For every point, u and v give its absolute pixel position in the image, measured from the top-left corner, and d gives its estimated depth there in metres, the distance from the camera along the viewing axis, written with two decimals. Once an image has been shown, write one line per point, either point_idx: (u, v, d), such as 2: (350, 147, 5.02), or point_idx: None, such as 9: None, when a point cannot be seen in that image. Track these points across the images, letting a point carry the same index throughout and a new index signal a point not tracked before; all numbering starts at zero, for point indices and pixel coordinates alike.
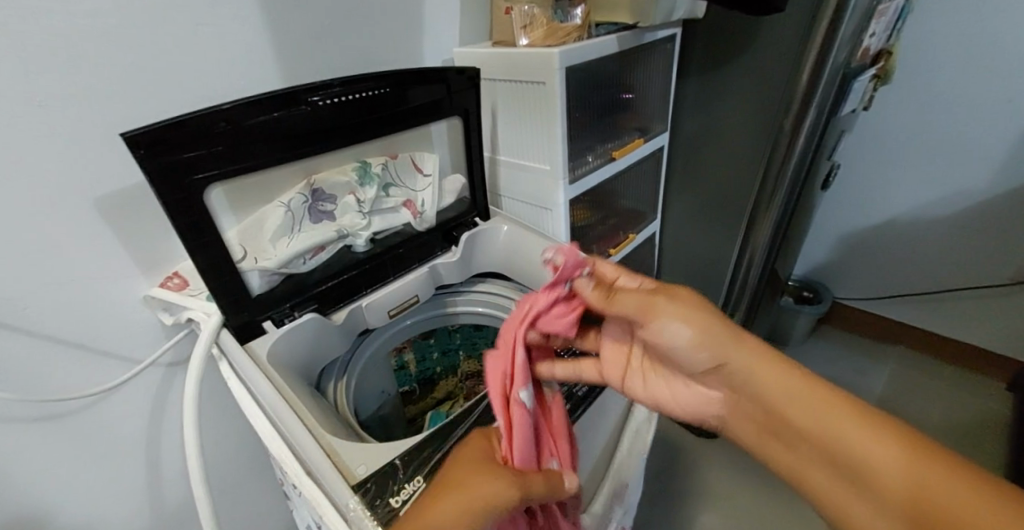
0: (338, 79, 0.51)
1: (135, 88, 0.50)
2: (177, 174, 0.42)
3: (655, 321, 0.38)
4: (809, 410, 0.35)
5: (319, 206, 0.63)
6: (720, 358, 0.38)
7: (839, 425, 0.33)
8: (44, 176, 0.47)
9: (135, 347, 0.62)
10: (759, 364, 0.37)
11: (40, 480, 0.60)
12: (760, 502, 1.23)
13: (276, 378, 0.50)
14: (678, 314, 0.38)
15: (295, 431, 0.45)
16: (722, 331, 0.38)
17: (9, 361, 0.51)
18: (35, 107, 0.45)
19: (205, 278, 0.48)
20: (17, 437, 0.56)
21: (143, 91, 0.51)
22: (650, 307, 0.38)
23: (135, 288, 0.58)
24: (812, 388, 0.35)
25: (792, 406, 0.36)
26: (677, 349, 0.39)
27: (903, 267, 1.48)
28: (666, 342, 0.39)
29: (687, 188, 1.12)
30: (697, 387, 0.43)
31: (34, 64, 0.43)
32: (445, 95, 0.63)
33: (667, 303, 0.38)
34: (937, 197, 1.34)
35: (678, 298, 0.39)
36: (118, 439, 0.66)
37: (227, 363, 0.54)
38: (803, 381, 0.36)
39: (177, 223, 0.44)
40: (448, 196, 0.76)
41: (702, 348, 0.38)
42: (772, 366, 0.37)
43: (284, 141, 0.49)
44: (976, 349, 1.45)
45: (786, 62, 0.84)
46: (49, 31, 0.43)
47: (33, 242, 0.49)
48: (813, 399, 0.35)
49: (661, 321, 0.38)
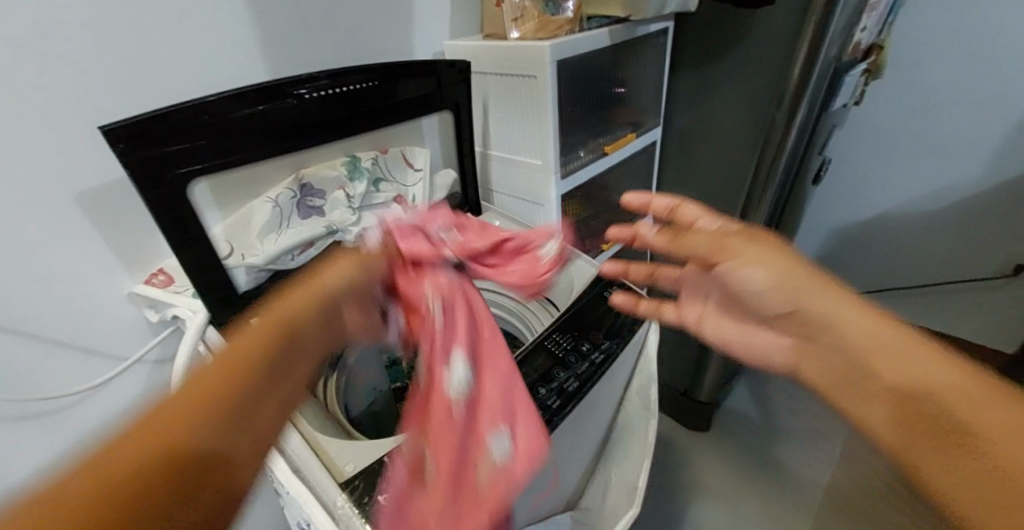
0: (325, 72, 0.50)
1: (117, 80, 0.49)
2: (159, 168, 0.41)
3: (726, 256, 0.42)
4: (886, 356, 0.33)
5: (308, 201, 0.61)
6: (798, 301, 0.38)
7: (903, 368, 0.32)
8: (23, 171, 0.46)
9: (121, 345, 0.61)
10: (844, 309, 0.36)
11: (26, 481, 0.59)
12: (753, 493, 1.25)
13: None
14: (748, 252, 0.40)
15: (285, 431, 0.45)
16: (805, 277, 0.38)
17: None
18: (12, 100, 0.43)
19: (189, 274, 0.48)
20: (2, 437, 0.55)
21: (124, 84, 0.50)
22: (725, 245, 0.42)
23: (119, 285, 0.57)
24: (878, 328, 0.35)
25: (873, 354, 0.34)
26: (755, 292, 0.41)
27: (892, 261, 1.50)
28: (744, 281, 0.41)
29: (679, 183, 1.12)
30: (767, 331, 0.44)
31: (9, 55, 0.42)
32: (436, 89, 0.62)
33: (737, 243, 0.41)
34: (925, 192, 1.36)
35: (761, 239, 0.41)
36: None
37: None
38: (873, 323, 0.35)
39: (161, 218, 0.43)
40: (439, 191, 0.75)
41: (782, 289, 0.39)
42: (853, 310, 0.36)
43: (270, 135, 0.48)
44: (961, 341, 1.48)
45: (777, 56, 0.84)
46: (23, 20, 0.42)
47: (13, 239, 0.47)
48: (880, 341, 0.34)
49: (737, 257, 0.41)
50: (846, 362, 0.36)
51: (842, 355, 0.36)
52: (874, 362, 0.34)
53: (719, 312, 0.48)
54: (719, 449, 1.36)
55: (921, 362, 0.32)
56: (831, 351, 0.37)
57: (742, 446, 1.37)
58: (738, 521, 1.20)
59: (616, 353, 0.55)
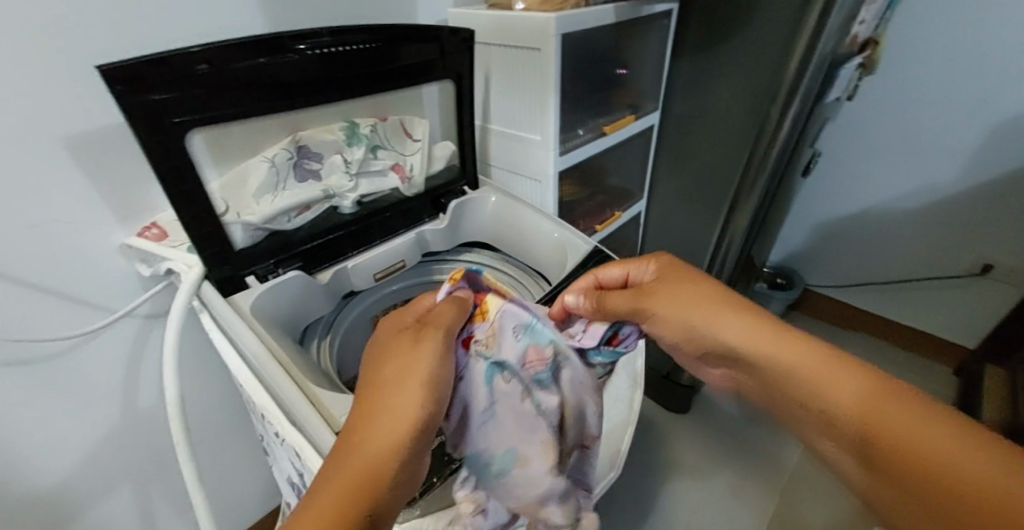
0: (327, 28, 0.46)
1: (90, 6, 0.44)
2: (151, 115, 0.37)
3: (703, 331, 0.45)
4: (757, 341, 0.41)
5: (305, 164, 0.59)
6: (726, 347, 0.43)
7: (779, 344, 0.40)
8: (21, 111, 0.44)
9: (110, 297, 0.58)
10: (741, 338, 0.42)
11: (24, 427, 0.58)
12: (724, 475, 1.18)
13: (270, 341, 0.47)
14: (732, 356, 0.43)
15: (285, 387, 0.43)
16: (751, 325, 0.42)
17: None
18: (29, 41, 0.42)
19: (177, 207, 0.43)
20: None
21: (103, 7, 0.45)
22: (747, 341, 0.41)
23: (110, 237, 0.55)
24: (758, 330, 0.41)
25: (751, 344, 0.41)
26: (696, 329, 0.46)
27: (877, 255, 1.46)
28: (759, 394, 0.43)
29: (672, 167, 1.10)
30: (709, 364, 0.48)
31: (55, 7, 0.43)
32: (438, 56, 0.58)
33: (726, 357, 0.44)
34: (909, 188, 1.33)
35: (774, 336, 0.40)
36: (80, 396, 0.61)
37: (219, 331, 0.50)
38: (766, 331, 0.41)
39: (147, 148, 0.38)
40: (437, 162, 0.72)
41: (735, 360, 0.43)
42: (750, 326, 0.42)
43: (266, 91, 0.44)
44: (934, 339, 1.47)
45: (778, 43, 0.81)
46: None
47: (15, 179, 0.46)
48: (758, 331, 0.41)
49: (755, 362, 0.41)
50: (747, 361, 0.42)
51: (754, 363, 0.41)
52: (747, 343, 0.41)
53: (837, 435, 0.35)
54: (698, 419, 1.31)
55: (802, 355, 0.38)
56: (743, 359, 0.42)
57: (719, 429, 1.29)
58: (714, 498, 1.13)
59: None
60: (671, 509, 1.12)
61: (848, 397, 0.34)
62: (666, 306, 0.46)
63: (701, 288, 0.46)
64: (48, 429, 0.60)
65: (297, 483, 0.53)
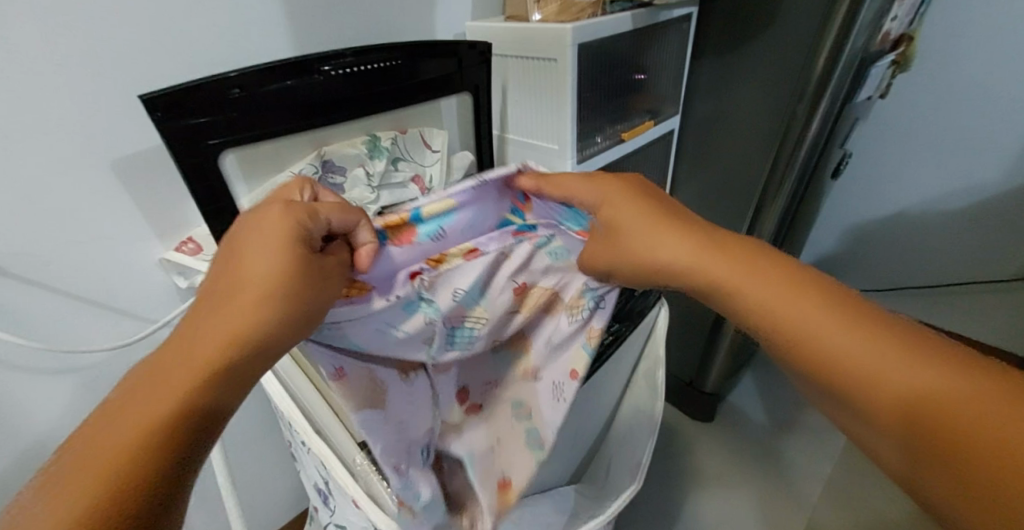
0: (351, 48, 0.48)
1: (130, 37, 0.48)
2: (188, 139, 0.40)
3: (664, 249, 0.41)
4: (751, 283, 0.36)
5: (329, 178, 0.61)
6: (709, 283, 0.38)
7: (767, 289, 0.35)
8: (70, 137, 0.47)
9: (150, 308, 0.62)
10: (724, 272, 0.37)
11: (71, 431, 0.61)
12: (754, 486, 1.14)
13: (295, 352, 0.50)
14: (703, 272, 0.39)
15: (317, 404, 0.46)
16: (738, 265, 0.37)
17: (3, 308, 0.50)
18: (77, 71, 0.46)
19: (208, 222, 0.45)
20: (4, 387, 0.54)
21: (143, 37, 0.48)
22: (738, 282, 0.36)
23: (150, 252, 0.58)
24: (756, 271, 0.36)
25: (742, 284, 0.36)
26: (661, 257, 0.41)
27: (913, 258, 1.41)
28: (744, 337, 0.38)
29: (694, 172, 1.08)
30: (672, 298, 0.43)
31: (99, 39, 0.46)
32: (456, 71, 0.59)
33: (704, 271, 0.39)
34: (948, 188, 1.28)
35: (770, 277, 0.36)
36: None
37: None
38: (763, 274, 0.36)
39: (185, 169, 0.41)
40: (455, 173, 0.72)
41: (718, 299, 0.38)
42: (743, 268, 0.37)
43: (292, 111, 0.46)
44: (979, 346, 1.40)
45: (806, 43, 0.79)
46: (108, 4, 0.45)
47: (65, 199, 0.49)
48: (755, 270, 0.36)
49: (746, 299, 0.36)
50: (736, 302, 0.37)
51: (743, 306, 0.36)
52: (735, 284, 0.37)
53: (839, 389, 0.31)
54: (723, 428, 1.28)
55: (802, 296, 0.34)
56: (729, 299, 0.37)
57: (748, 439, 1.25)
58: (742, 509, 1.10)
59: (622, 335, 0.58)
60: (696, 520, 1.09)
61: (871, 357, 0.29)
62: (623, 241, 0.42)
63: (680, 224, 0.41)
64: None
65: (322, 490, 0.55)
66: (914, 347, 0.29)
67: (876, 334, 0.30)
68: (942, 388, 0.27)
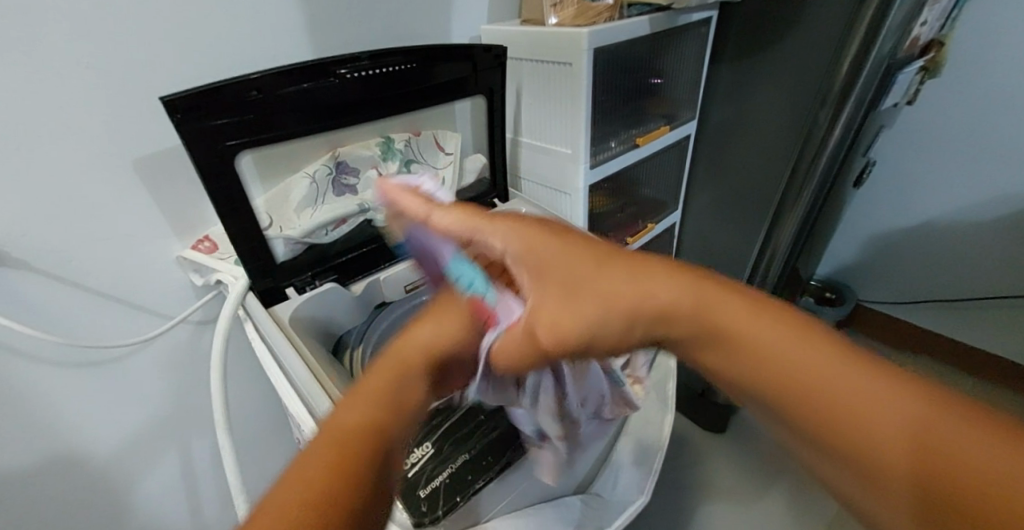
0: (366, 52, 0.48)
1: (152, 40, 0.49)
2: (205, 140, 0.40)
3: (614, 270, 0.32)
4: (721, 310, 0.29)
5: (343, 179, 0.61)
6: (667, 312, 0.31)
7: (742, 316, 0.28)
8: (94, 136, 0.49)
9: (166, 304, 0.63)
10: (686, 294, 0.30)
11: (89, 423, 0.63)
12: (767, 500, 1.12)
13: (308, 354, 0.49)
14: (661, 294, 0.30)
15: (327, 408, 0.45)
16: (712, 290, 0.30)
17: (27, 302, 0.51)
18: (101, 73, 0.47)
19: (223, 222, 0.46)
20: (28, 381, 0.55)
21: (165, 40, 0.50)
22: (704, 309, 0.29)
23: (168, 250, 0.59)
24: (728, 295, 0.30)
25: (711, 310, 0.29)
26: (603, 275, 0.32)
27: (938, 270, 1.36)
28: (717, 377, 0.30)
29: (710, 178, 1.07)
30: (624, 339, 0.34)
31: (123, 43, 0.47)
32: (470, 74, 0.60)
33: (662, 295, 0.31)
34: (977, 198, 1.23)
35: (747, 309, 0.28)
36: (137, 395, 0.66)
37: (260, 341, 0.53)
38: (736, 299, 0.29)
39: (202, 170, 0.42)
40: (467, 176, 0.73)
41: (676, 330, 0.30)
42: (712, 290, 0.30)
43: (307, 113, 0.46)
44: (1008, 363, 1.34)
45: (830, 47, 0.77)
46: (132, 8, 0.46)
47: (88, 197, 0.51)
48: (722, 296, 0.30)
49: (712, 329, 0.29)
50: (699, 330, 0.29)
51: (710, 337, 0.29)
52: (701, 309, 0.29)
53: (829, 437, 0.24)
54: (736, 440, 1.25)
55: (784, 329, 0.27)
56: (691, 329, 0.30)
57: (763, 452, 1.22)
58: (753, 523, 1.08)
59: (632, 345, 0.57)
60: None
61: (851, 387, 0.24)
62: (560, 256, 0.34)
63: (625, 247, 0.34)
64: (108, 425, 0.65)
65: None
66: (896, 375, 0.24)
67: (870, 377, 0.24)
68: (930, 429, 0.21)
